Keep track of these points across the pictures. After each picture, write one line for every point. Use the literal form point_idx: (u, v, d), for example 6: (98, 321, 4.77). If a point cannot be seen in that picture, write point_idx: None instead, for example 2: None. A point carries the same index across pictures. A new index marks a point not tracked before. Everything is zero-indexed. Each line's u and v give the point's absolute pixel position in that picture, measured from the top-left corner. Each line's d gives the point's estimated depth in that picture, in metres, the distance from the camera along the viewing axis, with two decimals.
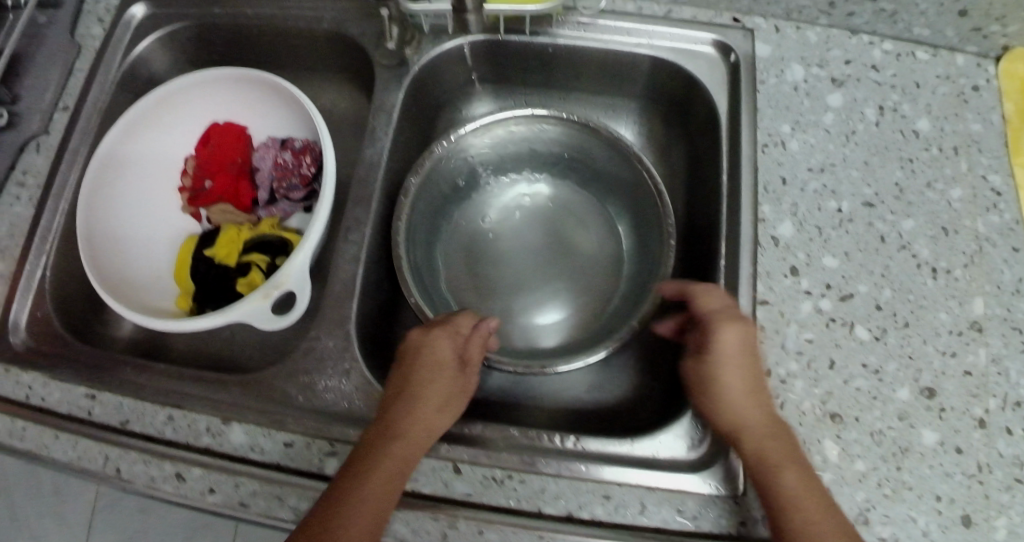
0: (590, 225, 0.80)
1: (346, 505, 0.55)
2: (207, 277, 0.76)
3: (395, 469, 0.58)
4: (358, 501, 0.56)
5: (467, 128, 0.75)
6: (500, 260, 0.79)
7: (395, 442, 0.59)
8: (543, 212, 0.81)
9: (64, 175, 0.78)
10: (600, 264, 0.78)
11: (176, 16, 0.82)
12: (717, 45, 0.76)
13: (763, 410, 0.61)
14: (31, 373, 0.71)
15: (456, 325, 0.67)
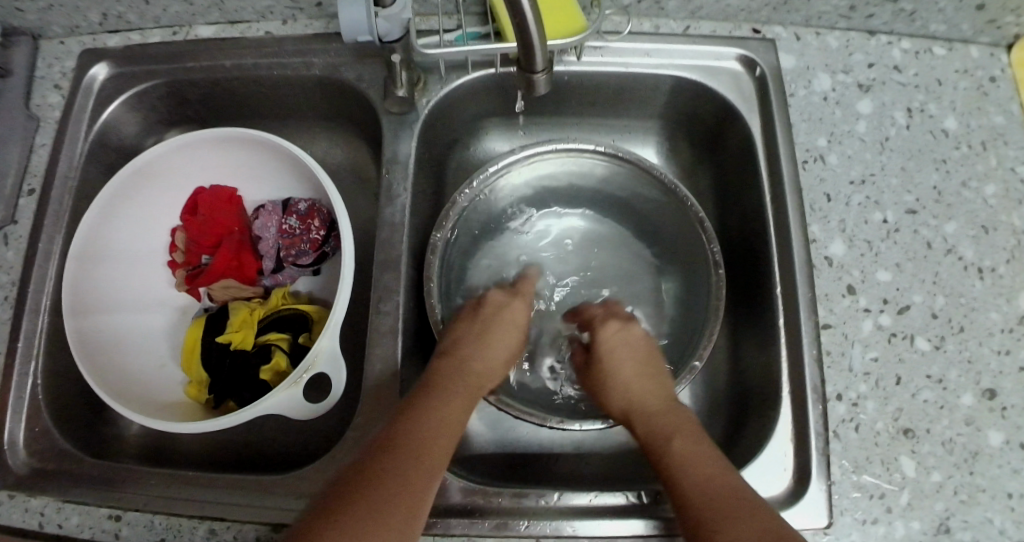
0: (630, 265, 0.80)
1: (399, 450, 0.56)
2: (222, 366, 0.69)
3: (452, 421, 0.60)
4: (410, 447, 0.56)
5: (491, 175, 0.74)
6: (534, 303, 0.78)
7: (451, 397, 0.62)
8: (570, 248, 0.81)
9: (42, 267, 0.69)
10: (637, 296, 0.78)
11: (146, 74, 0.74)
12: (741, 60, 0.75)
13: (644, 411, 0.64)
14: (39, 498, 0.62)
15: (514, 298, 0.73)
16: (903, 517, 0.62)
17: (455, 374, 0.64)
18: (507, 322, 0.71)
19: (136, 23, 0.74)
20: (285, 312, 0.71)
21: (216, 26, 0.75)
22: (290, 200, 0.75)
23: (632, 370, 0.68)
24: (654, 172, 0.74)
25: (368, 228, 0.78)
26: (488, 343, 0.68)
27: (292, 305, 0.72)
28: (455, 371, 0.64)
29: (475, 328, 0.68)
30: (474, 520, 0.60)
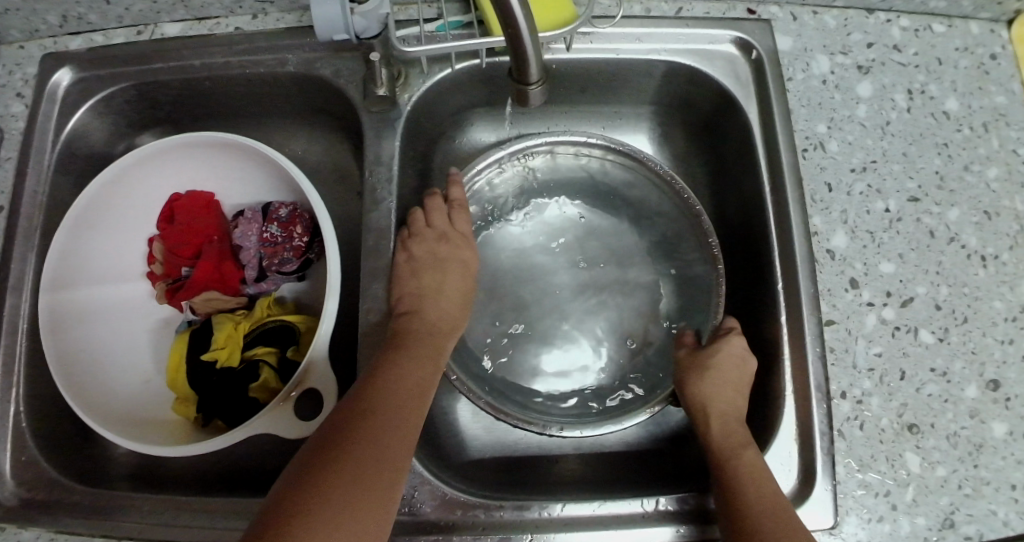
0: (635, 259, 0.77)
1: (370, 409, 0.54)
2: (209, 382, 0.66)
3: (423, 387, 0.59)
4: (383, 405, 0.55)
5: (477, 168, 0.72)
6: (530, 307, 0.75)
7: (422, 361, 0.60)
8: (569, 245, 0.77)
9: (15, 289, 0.67)
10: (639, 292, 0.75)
11: (111, 77, 0.70)
12: (738, 43, 0.71)
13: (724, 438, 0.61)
14: (29, 530, 0.60)
15: (461, 242, 0.68)
16: (908, 513, 0.62)
17: (423, 335, 0.61)
18: (459, 269, 0.67)
19: (97, 24, 0.70)
20: (272, 324, 0.68)
21: (183, 24, 0.70)
22: (270, 206, 0.72)
23: (722, 382, 0.63)
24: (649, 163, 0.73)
25: (351, 229, 0.74)
26: (443, 297, 0.65)
27: (278, 316, 0.69)
28: (422, 330, 0.62)
29: (428, 280, 0.64)
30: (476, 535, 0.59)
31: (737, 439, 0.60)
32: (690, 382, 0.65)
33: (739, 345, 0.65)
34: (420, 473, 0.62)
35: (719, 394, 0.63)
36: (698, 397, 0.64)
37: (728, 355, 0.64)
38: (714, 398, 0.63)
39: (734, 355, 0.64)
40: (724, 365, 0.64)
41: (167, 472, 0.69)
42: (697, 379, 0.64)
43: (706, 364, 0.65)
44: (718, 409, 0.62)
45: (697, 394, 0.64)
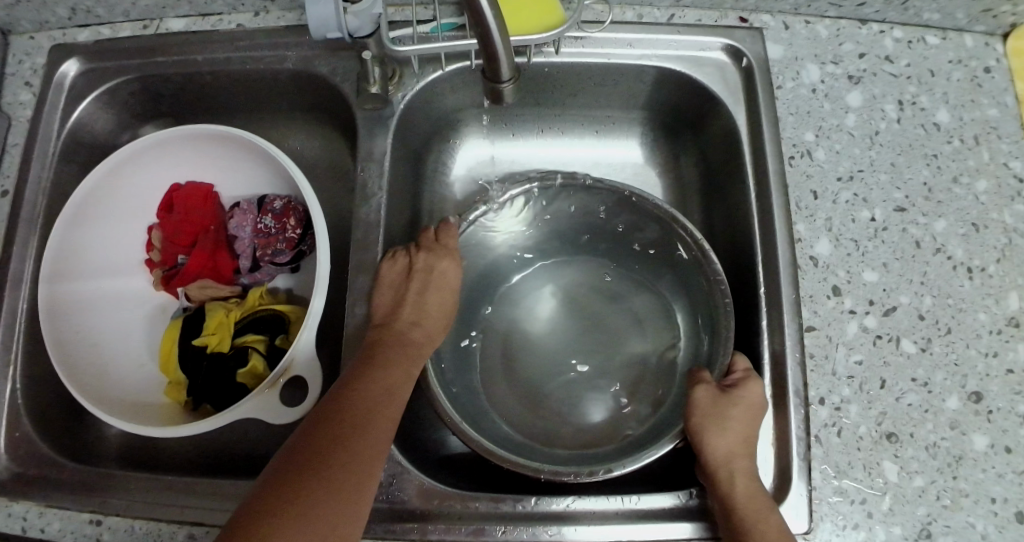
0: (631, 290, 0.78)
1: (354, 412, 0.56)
2: (199, 369, 0.68)
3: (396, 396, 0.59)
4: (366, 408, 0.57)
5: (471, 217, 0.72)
6: (538, 346, 0.76)
7: (401, 362, 0.61)
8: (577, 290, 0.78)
9: (18, 271, 0.69)
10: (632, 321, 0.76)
11: (118, 70, 0.72)
12: (728, 50, 0.72)
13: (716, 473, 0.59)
14: (20, 503, 0.62)
15: (442, 257, 0.68)
16: (884, 522, 0.62)
17: (396, 347, 0.61)
18: (439, 285, 0.67)
19: (105, 17, 0.72)
20: (262, 313, 0.70)
21: (187, 19, 0.72)
22: (266, 199, 0.73)
23: (741, 434, 0.60)
24: (639, 200, 0.71)
25: (344, 224, 0.76)
26: (422, 313, 0.65)
27: (269, 305, 0.71)
28: (397, 340, 0.62)
29: (407, 298, 0.64)
30: (450, 525, 0.60)
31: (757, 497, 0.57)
32: (709, 432, 0.60)
33: (760, 394, 0.62)
34: (398, 462, 0.63)
35: (739, 448, 0.59)
36: (719, 448, 0.59)
37: (748, 404, 0.61)
38: (734, 452, 0.59)
39: (754, 403, 0.61)
40: (745, 416, 0.61)
41: (158, 454, 0.71)
42: (720, 429, 0.60)
43: (729, 413, 0.60)
44: (740, 466, 0.58)
45: (717, 442, 0.60)
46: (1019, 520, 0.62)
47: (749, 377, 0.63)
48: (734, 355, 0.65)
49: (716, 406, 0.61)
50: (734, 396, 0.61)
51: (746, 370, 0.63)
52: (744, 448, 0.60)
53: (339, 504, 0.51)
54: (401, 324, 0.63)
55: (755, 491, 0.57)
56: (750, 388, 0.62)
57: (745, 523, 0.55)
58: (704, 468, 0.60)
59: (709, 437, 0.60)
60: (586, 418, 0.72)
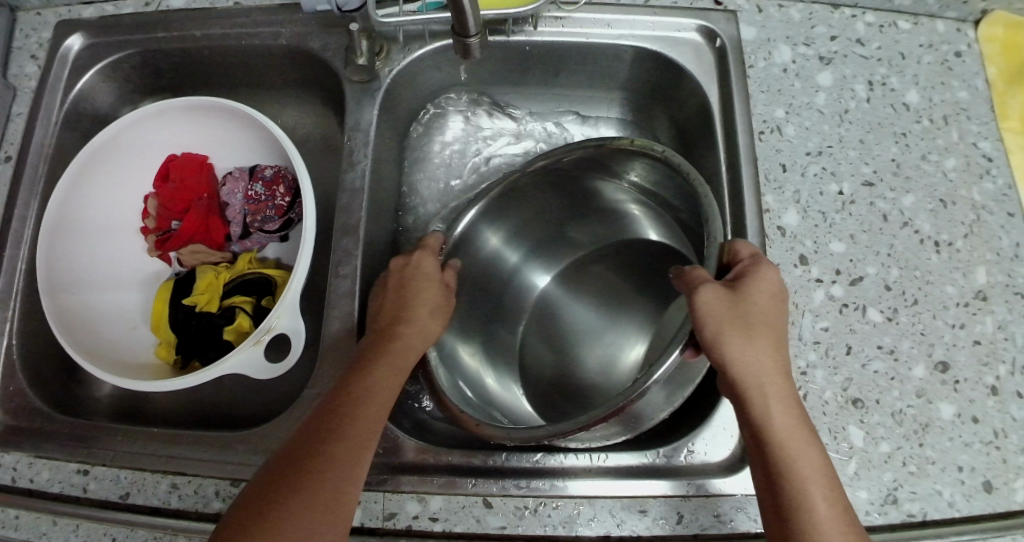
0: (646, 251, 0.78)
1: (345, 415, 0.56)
2: (188, 326, 0.70)
3: (390, 385, 0.59)
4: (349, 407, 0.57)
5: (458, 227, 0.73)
6: (568, 319, 0.78)
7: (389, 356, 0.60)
8: (602, 262, 0.80)
9: (17, 232, 0.71)
10: (649, 286, 0.77)
11: (118, 44, 0.76)
12: (702, 31, 0.75)
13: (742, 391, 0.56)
14: (11, 453, 0.64)
15: (418, 255, 0.67)
16: (849, 486, 0.63)
17: (378, 332, 0.62)
18: (419, 279, 0.66)
19: None
20: (250, 275, 0.72)
21: None
22: (258, 167, 0.76)
23: (764, 337, 0.57)
24: (625, 146, 0.68)
25: (331, 195, 0.79)
26: (405, 308, 0.63)
27: (257, 269, 0.73)
28: (388, 338, 0.61)
29: (388, 301, 0.64)
30: (423, 477, 0.62)
31: (792, 414, 0.55)
32: (731, 340, 0.56)
33: (773, 283, 0.59)
34: None
35: (765, 355, 0.56)
36: (745, 359, 0.56)
37: (762, 295, 0.58)
38: (762, 361, 0.56)
39: (767, 294, 0.58)
40: (765, 317, 0.58)
41: (146, 411, 0.72)
42: (742, 336, 0.56)
43: (749, 316, 0.57)
44: (773, 385, 0.55)
45: (741, 348, 0.56)
46: (986, 489, 0.63)
47: (757, 268, 0.59)
48: (736, 243, 0.62)
49: (730, 308, 0.57)
50: (748, 294, 0.58)
51: (753, 257, 0.60)
52: (770, 353, 0.57)
53: (321, 504, 0.52)
54: (389, 312, 0.63)
55: (789, 409, 0.55)
56: (763, 282, 0.59)
57: (783, 452, 0.53)
58: (729, 384, 0.56)
59: (732, 351, 0.56)
60: (601, 381, 0.73)
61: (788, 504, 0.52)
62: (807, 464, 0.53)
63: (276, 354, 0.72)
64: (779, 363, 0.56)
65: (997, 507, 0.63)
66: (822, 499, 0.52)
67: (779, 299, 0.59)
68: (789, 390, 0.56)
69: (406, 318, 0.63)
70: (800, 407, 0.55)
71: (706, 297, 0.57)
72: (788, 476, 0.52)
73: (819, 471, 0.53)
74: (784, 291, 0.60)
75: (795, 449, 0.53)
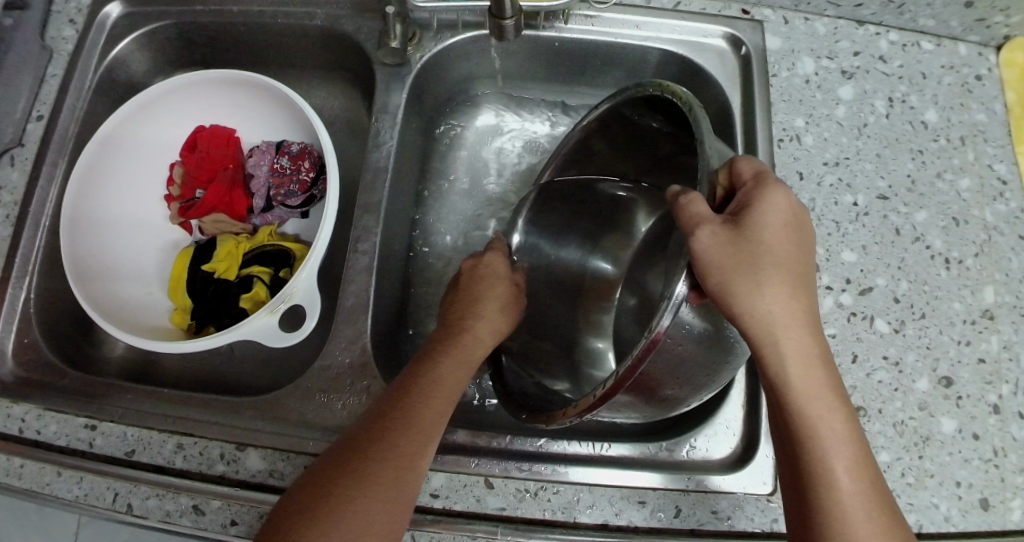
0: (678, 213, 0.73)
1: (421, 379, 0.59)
2: (206, 294, 0.72)
3: (467, 361, 0.62)
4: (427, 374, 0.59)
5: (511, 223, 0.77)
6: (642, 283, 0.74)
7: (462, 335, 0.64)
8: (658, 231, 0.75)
9: (44, 189, 0.72)
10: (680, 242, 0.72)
11: (157, 15, 0.78)
12: (727, 38, 0.77)
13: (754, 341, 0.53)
14: (21, 405, 0.64)
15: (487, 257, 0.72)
16: None
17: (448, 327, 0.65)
18: (486, 277, 0.70)
19: None
20: (270, 247, 0.74)
21: None
22: (284, 142, 0.78)
23: (775, 280, 0.54)
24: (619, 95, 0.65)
25: (353, 176, 0.80)
26: (474, 300, 0.67)
27: (277, 242, 0.75)
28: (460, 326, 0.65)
29: (456, 298, 0.68)
30: None
31: (810, 371, 0.53)
32: (741, 289, 0.52)
33: (777, 215, 0.55)
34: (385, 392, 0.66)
35: (779, 301, 0.53)
36: (758, 310, 0.53)
37: (768, 228, 0.55)
38: (778, 308, 0.53)
39: (771, 230, 0.55)
40: (773, 258, 0.54)
41: (157, 374, 0.73)
42: (753, 283, 0.53)
43: (755, 259, 0.53)
44: (787, 334, 0.53)
45: (754, 301, 0.53)
46: (983, 506, 0.64)
47: (758, 201, 0.55)
48: (733, 168, 0.57)
49: (737, 252, 0.53)
50: (752, 236, 0.54)
51: (754, 185, 0.56)
52: (784, 297, 0.54)
53: (404, 458, 0.54)
54: (460, 308, 0.67)
55: (806, 360, 0.53)
56: (761, 219, 0.55)
57: (800, 412, 0.53)
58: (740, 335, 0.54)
59: (744, 301, 0.52)
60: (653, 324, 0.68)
61: (807, 474, 0.52)
62: (826, 419, 0.53)
63: (289, 327, 0.72)
64: (794, 308, 0.54)
65: (992, 524, 0.63)
66: (838, 455, 0.52)
67: (787, 229, 0.56)
68: (809, 341, 0.54)
69: (475, 310, 0.66)
70: (816, 355, 0.54)
71: (705, 242, 0.53)
72: (805, 435, 0.53)
73: (835, 425, 0.53)
74: (794, 212, 0.56)
75: (811, 405, 0.53)
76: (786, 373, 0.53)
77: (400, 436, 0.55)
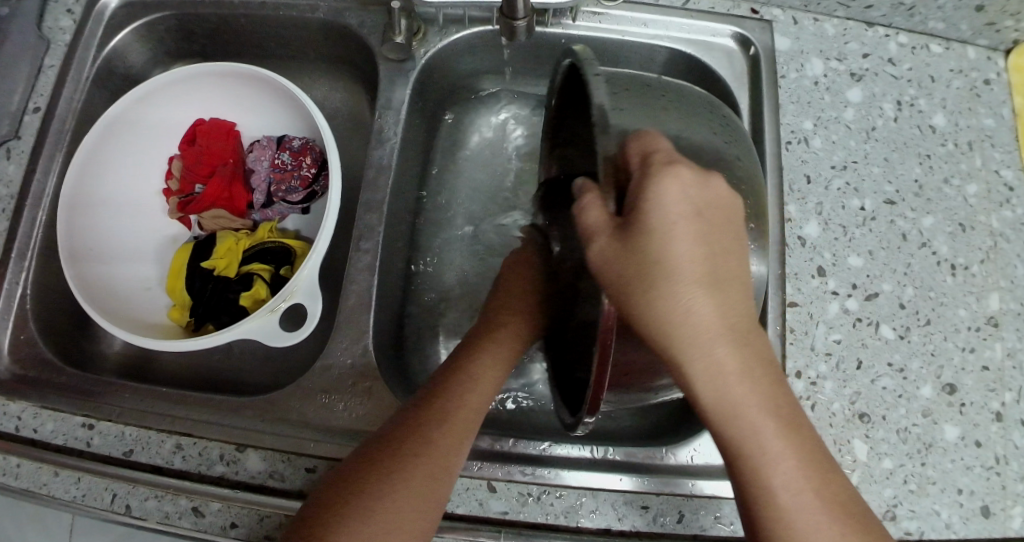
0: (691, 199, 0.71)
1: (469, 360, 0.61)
2: (204, 291, 0.71)
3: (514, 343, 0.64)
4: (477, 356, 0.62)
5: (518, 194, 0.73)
6: None
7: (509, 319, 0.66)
8: None
9: (41, 182, 0.71)
10: None
11: (157, 6, 0.76)
12: (736, 38, 0.76)
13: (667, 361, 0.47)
14: (17, 403, 0.63)
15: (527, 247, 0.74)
16: None
17: (489, 323, 0.66)
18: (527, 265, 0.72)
19: None
20: (270, 245, 0.73)
21: None
22: (286, 137, 0.77)
23: (678, 291, 0.46)
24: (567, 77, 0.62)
25: (355, 172, 0.79)
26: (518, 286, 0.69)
27: (277, 238, 0.74)
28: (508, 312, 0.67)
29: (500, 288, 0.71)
30: None
31: (728, 393, 0.46)
32: (638, 309, 0.46)
33: (669, 209, 0.46)
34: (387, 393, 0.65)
35: (695, 316, 0.46)
36: (665, 329, 0.46)
37: (660, 230, 0.46)
38: (694, 323, 0.46)
39: (665, 232, 0.46)
40: (672, 265, 0.46)
41: (156, 371, 0.73)
42: (649, 300, 0.46)
43: (642, 271, 0.46)
44: (701, 352, 0.46)
45: (654, 320, 0.46)
46: (983, 513, 0.63)
47: (647, 197, 0.47)
48: (631, 150, 0.49)
49: (625, 268, 0.47)
50: (638, 243, 0.47)
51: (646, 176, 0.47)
52: (699, 308, 0.46)
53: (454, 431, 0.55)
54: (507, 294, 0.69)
55: (733, 376, 0.46)
56: (653, 219, 0.46)
57: (727, 434, 0.47)
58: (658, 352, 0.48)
59: (644, 321, 0.47)
60: None
61: (746, 497, 0.48)
62: (759, 441, 0.47)
63: (289, 325, 0.71)
64: (712, 319, 0.46)
65: (992, 531, 0.63)
66: (778, 479, 0.47)
67: (689, 225, 0.46)
68: (731, 357, 0.46)
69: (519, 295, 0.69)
70: (744, 368, 0.46)
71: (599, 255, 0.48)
72: (741, 459, 0.47)
73: (770, 445, 0.47)
74: (699, 196, 0.47)
75: (740, 427, 0.47)
76: (705, 395, 0.47)
77: (449, 411, 0.56)
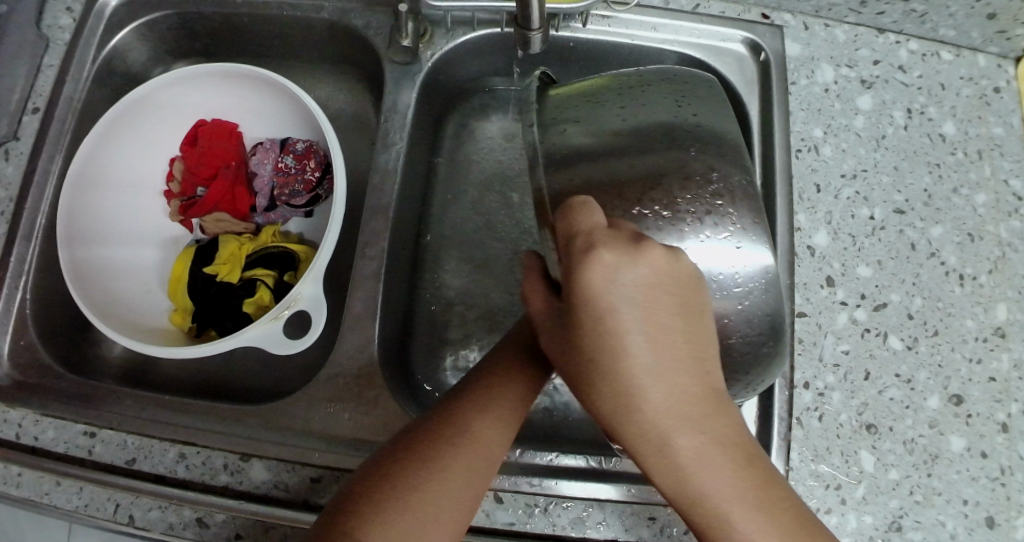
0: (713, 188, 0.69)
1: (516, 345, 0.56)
2: (207, 295, 0.70)
3: None
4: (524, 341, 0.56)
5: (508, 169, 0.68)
6: None
7: None
8: None
9: (40, 184, 0.70)
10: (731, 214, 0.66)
11: (159, 4, 0.75)
12: (746, 43, 0.75)
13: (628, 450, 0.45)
14: (17, 409, 0.62)
15: None
16: (856, 510, 0.63)
17: None
18: None
19: None
20: (274, 249, 0.72)
21: None
22: (290, 140, 0.76)
23: (622, 383, 0.43)
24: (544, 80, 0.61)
25: (360, 175, 0.78)
26: None
27: (281, 242, 0.73)
28: None
29: None
30: None
31: (688, 485, 0.43)
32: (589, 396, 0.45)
33: (601, 300, 0.42)
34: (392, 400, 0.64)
35: (649, 407, 0.43)
36: (619, 418, 0.44)
37: (590, 322, 0.43)
38: (649, 413, 0.43)
39: (597, 324, 0.43)
40: (610, 358, 0.43)
41: (158, 376, 0.72)
42: (596, 389, 0.44)
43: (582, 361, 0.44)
44: (661, 442, 0.43)
45: (611, 407, 0.44)
46: (988, 524, 0.63)
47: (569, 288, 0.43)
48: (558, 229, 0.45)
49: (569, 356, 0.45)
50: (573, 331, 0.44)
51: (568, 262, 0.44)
52: (652, 398, 0.43)
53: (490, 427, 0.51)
54: None
55: (698, 465, 0.43)
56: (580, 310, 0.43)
57: (700, 524, 0.44)
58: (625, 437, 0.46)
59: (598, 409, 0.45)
60: None
61: None
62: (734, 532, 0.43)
63: (293, 330, 0.70)
64: (667, 408, 0.43)
65: None
66: None
67: (623, 314, 0.42)
68: (684, 448, 0.43)
69: None
70: (708, 458, 0.43)
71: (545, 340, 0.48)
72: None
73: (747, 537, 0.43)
74: (633, 281, 0.42)
75: (711, 519, 0.43)
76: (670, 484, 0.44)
77: (486, 404, 0.52)
